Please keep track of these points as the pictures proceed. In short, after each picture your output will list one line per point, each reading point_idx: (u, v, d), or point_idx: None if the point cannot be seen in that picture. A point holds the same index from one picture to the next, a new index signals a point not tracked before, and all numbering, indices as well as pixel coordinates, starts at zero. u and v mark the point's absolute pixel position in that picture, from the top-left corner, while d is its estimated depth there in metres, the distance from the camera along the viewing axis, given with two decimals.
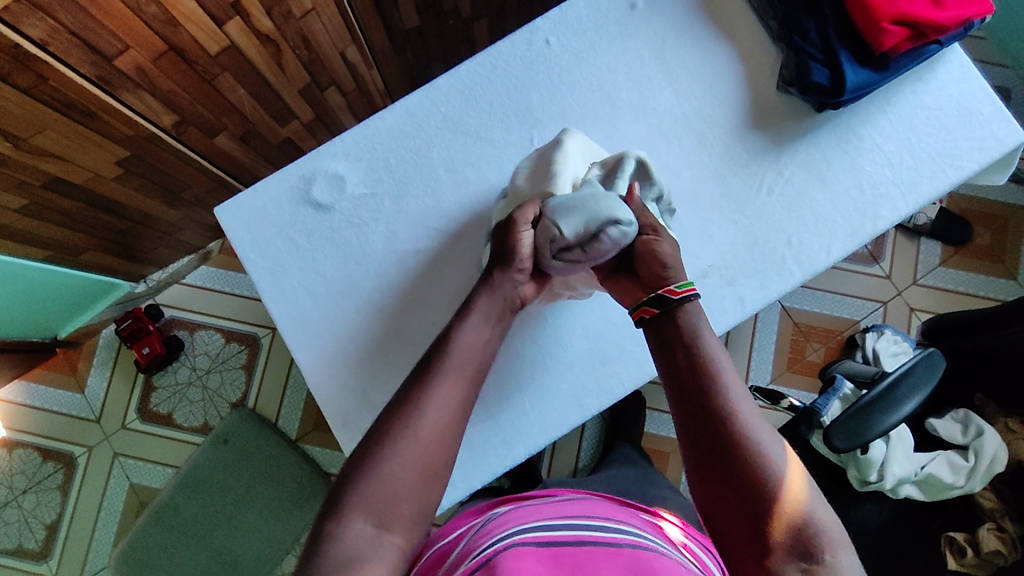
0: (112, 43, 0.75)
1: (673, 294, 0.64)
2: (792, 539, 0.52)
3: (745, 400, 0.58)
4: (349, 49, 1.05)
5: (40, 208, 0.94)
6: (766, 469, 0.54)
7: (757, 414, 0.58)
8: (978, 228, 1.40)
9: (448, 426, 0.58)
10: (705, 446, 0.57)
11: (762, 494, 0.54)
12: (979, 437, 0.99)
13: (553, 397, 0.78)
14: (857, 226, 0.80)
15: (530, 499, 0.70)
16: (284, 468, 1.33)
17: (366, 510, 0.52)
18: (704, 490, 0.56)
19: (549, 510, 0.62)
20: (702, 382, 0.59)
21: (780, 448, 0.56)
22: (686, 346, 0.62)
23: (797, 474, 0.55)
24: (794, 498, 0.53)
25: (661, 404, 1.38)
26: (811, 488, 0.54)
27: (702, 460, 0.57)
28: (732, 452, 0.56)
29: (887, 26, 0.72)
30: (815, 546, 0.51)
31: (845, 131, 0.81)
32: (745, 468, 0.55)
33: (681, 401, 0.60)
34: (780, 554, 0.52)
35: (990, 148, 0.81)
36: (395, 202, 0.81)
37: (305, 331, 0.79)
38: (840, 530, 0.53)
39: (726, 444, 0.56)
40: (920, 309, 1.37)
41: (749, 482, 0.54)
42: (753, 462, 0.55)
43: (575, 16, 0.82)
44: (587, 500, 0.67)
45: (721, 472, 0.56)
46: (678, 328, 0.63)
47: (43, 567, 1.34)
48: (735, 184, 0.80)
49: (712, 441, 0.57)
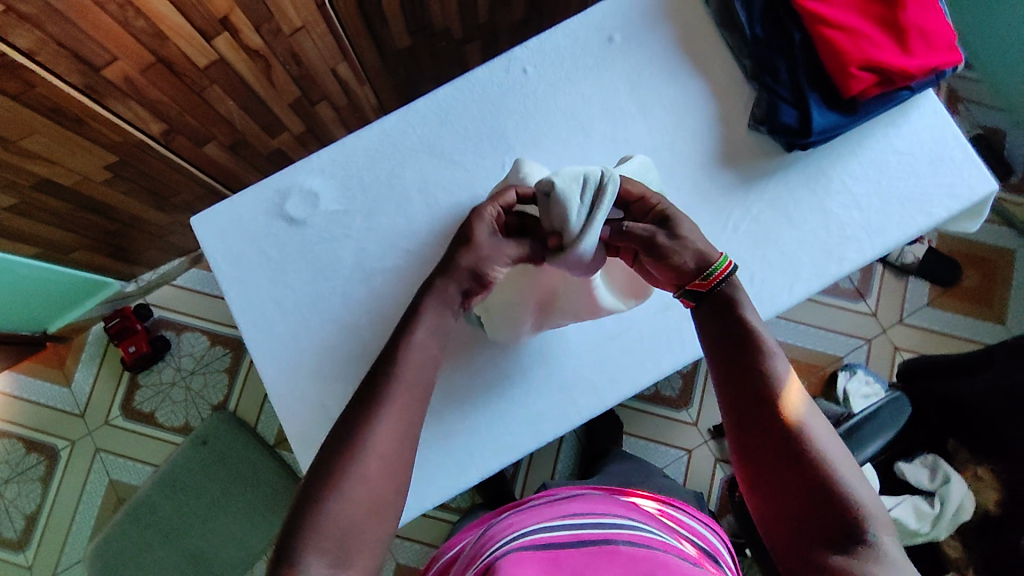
0: (100, 55, 0.78)
1: (704, 285, 0.64)
2: (833, 517, 0.52)
3: (789, 374, 0.60)
4: (340, 66, 1.08)
5: (29, 207, 0.96)
6: (807, 440, 0.55)
7: (800, 389, 0.59)
8: (966, 269, 1.39)
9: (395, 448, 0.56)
10: (749, 416, 0.58)
11: (802, 463, 0.55)
12: (947, 484, 0.98)
13: (509, 422, 0.79)
14: (821, 266, 0.80)
15: (532, 499, 0.73)
16: (260, 473, 1.34)
17: (321, 549, 0.50)
18: (747, 455, 0.58)
19: (549, 511, 0.64)
20: (748, 356, 0.61)
21: (821, 423, 0.57)
22: (732, 322, 0.63)
23: (839, 455, 0.55)
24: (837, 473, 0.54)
25: (637, 429, 1.38)
26: (853, 470, 0.55)
27: (750, 436, 0.58)
28: (775, 421, 0.57)
29: (855, 72, 0.73)
30: (857, 524, 0.52)
31: (815, 171, 0.81)
32: (786, 438, 0.56)
33: (728, 371, 0.61)
34: (823, 531, 0.52)
35: (961, 196, 0.81)
36: (366, 220, 0.83)
37: (271, 343, 0.81)
38: (883, 512, 0.53)
39: (770, 415, 0.57)
40: (904, 347, 1.37)
41: (789, 450, 0.55)
42: (799, 437, 0.56)
43: (553, 46, 0.84)
44: (586, 494, 0.69)
45: (763, 441, 0.57)
46: (724, 306, 0.64)
47: (20, 557, 1.35)
48: (702, 219, 0.81)
49: (755, 412, 0.58)
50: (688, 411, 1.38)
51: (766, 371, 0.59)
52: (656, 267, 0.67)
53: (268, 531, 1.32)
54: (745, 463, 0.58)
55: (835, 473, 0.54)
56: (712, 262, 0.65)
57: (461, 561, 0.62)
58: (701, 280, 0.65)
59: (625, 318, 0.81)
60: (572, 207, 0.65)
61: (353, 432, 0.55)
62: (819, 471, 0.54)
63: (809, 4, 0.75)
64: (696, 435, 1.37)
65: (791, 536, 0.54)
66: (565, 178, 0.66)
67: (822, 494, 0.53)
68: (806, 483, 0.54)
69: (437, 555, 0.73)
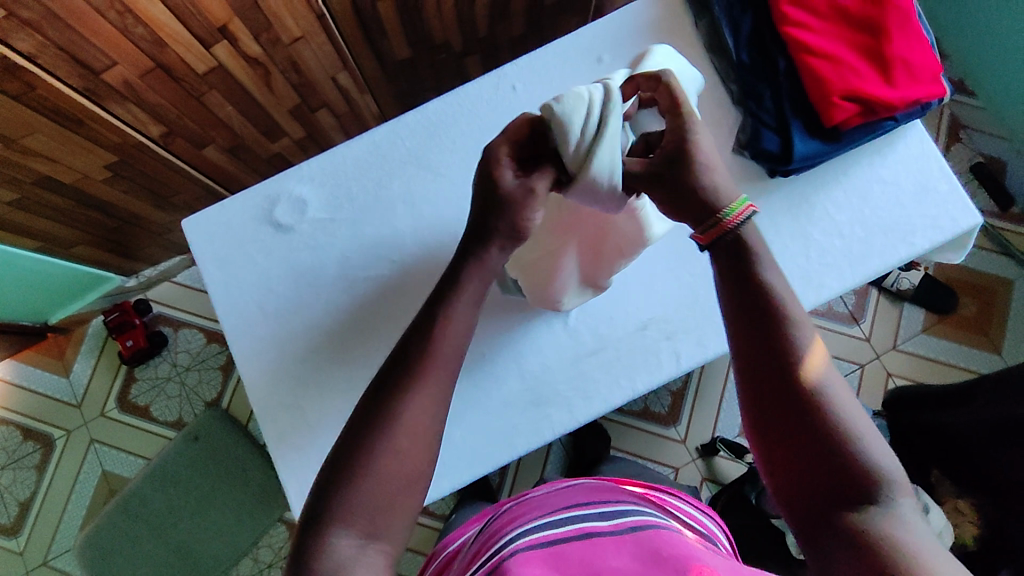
0: (100, 59, 0.80)
1: (727, 227, 0.56)
2: (849, 484, 0.47)
3: (806, 326, 0.52)
4: (340, 75, 1.10)
5: (29, 202, 0.99)
6: (826, 406, 0.49)
7: (819, 345, 0.52)
8: (963, 297, 1.38)
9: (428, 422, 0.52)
10: (765, 377, 0.51)
11: (822, 432, 0.48)
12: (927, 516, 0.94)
13: (483, 434, 0.80)
14: (800, 293, 0.80)
15: (535, 489, 0.72)
16: (248, 470, 1.36)
17: (351, 522, 0.48)
18: (760, 421, 0.51)
19: (551, 502, 0.63)
20: (765, 307, 0.53)
21: (840, 383, 0.51)
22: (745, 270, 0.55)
23: (859, 417, 0.49)
24: (857, 438, 0.48)
25: (625, 444, 1.38)
26: (873, 433, 0.49)
27: (761, 398, 0.51)
28: (790, 382, 0.50)
29: (837, 101, 0.73)
30: (874, 492, 0.47)
31: (798, 197, 0.81)
32: (803, 403, 0.49)
33: (741, 325, 0.53)
34: (836, 499, 0.47)
35: (944, 228, 0.81)
36: (351, 229, 0.84)
37: (253, 347, 0.82)
38: (901, 476, 0.48)
39: (788, 377, 0.50)
40: (897, 374, 1.36)
41: (809, 419, 0.49)
42: (817, 400, 0.49)
43: (543, 65, 0.85)
44: (585, 484, 0.69)
45: (778, 405, 0.50)
46: (738, 250, 0.55)
47: (12, 543, 1.38)
48: (683, 242, 0.82)
49: (772, 373, 0.51)
50: (677, 429, 1.38)
51: (784, 325, 0.52)
52: (676, 203, 0.58)
53: (251, 531, 1.34)
54: (756, 427, 0.52)
55: (856, 443, 0.48)
56: (724, 202, 0.56)
57: (465, 555, 0.62)
58: (705, 229, 0.56)
59: (603, 335, 0.81)
60: (575, 134, 0.58)
61: (384, 406, 0.52)
62: (840, 441, 0.48)
63: (795, 32, 0.75)
64: (683, 452, 1.37)
65: (806, 509, 0.48)
66: (561, 101, 0.58)
67: (842, 464, 0.47)
68: (826, 456, 0.48)
69: (436, 552, 0.72)
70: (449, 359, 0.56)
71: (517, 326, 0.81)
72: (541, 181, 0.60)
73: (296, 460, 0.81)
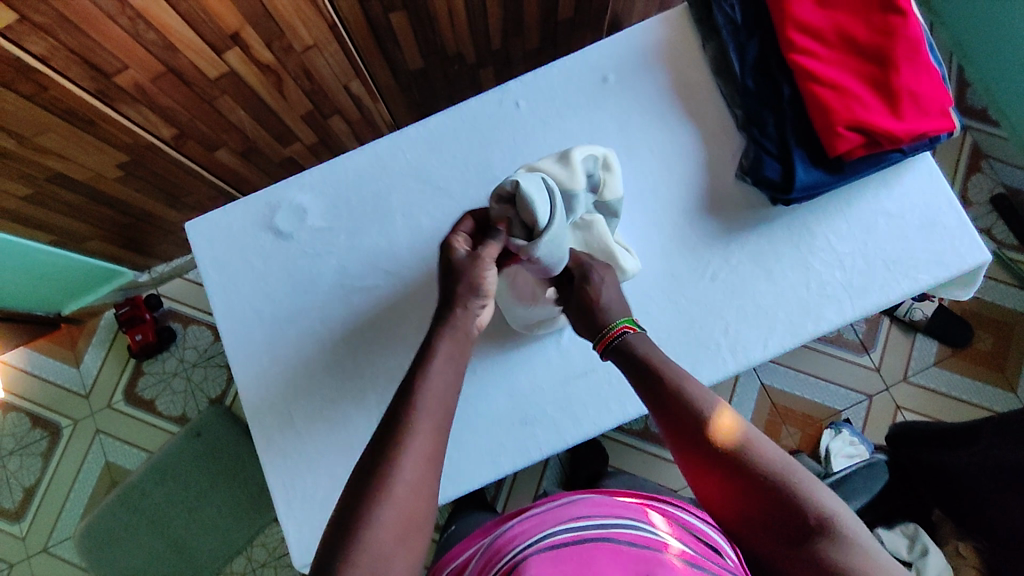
0: (112, 63, 0.82)
1: (606, 338, 0.68)
2: (790, 513, 0.53)
3: (705, 397, 0.61)
4: (352, 83, 1.11)
5: (44, 198, 1.01)
6: (748, 455, 0.56)
7: (716, 401, 0.61)
8: (979, 331, 1.34)
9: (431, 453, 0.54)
10: (685, 442, 0.59)
11: (751, 475, 0.55)
12: (925, 556, 0.96)
13: (469, 451, 0.79)
14: (797, 323, 0.79)
15: (535, 505, 0.67)
16: (248, 470, 1.38)
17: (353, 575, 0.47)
18: (703, 486, 0.59)
19: (555, 511, 0.60)
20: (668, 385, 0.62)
21: (750, 431, 0.58)
22: (643, 354, 0.65)
23: (775, 454, 0.56)
24: (780, 473, 0.55)
25: (622, 464, 1.37)
26: (793, 464, 0.56)
27: (697, 467, 0.59)
28: (713, 448, 0.58)
29: (842, 131, 0.72)
30: (814, 512, 0.52)
31: (799, 227, 0.80)
32: (731, 461, 0.56)
33: (655, 408, 0.62)
34: (791, 530, 0.53)
35: (949, 264, 0.79)
36: (350, 238, 0.84)
37: (247, 351, 0.83)
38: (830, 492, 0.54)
39: (701, 438, 0.58)
40: (907, 407, 1.32)
41: (734, 470, 0.56)
42: (735, 454, 0.56)
43: (547, 83, 0.85)
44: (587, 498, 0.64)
45: (712, 470, 0.57)
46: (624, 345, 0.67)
47: (15, 528, 1.41)
48: (681, 266, 0.81)
49: (692, 442, 0.59)
50: None
51: (679, 392, 0.62)
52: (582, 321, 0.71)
53: (247, 531, 1.36)
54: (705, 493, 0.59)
55: (782, 472, 0.55)
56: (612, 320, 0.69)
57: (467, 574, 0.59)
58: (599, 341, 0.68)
59: (595, 356, 0.80)
60: (538, 209, 0.64)
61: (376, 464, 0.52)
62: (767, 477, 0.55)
63: (801, 60, 0.74)
64: (682, 475, 1.35)
65: (775, 545, 0.55)
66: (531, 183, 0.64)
67: (778, 496, 0.54)
68: (762, 493, 0.55)
69: (444, 564, 0.69)
70: (437, 408, 0.56)
71: (509, 344, 0.81)
72: (491, 250, 0.66)
73: (282, 467, 0.80)
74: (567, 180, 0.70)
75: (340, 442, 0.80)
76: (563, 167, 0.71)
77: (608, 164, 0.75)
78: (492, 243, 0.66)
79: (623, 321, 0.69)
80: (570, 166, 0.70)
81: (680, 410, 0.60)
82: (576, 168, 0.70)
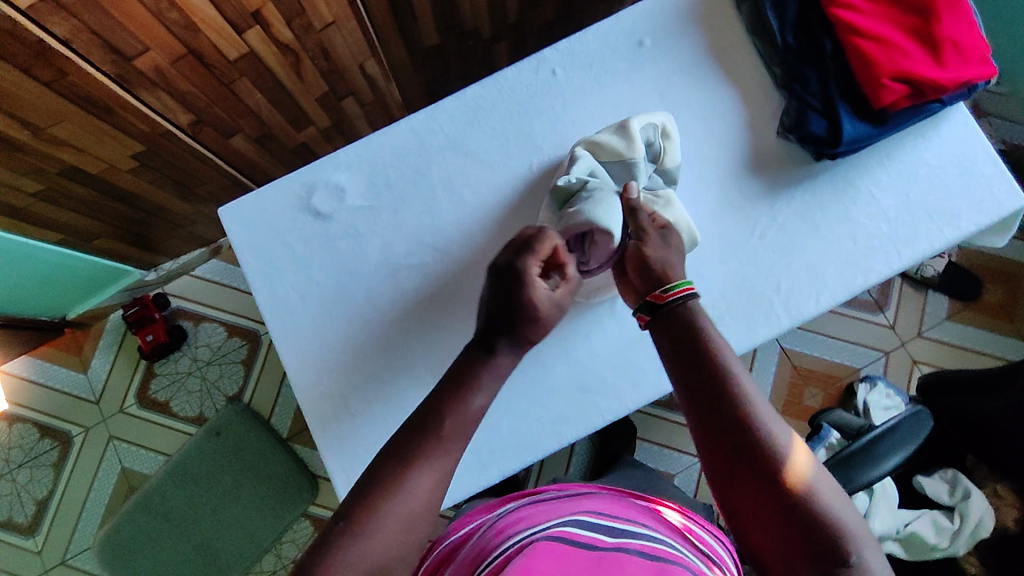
0: (133, 45, 0.78)
1: (662, 299, 0.65)
2: (817, 537, 0.51)
3: (756, 398, 0.58)
4: (368, 62, 1.09)
5: (56, 194, 0.97)
6: (787, 469, 0.54)
7: (768, 405, 0.58)
8: (988, 283, 1.38)
9: (433, 485, 0.56)
10: (722, 436, 0.57)
11: (790, 503, 0.53)
12: (966, 500, 0.97)
13: (529, 423, 0.79)
14: (847, 277, 0.80)
15: (540, 494, 0.72)
16: (271, 465, 1.35)
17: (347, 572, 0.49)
18: (725, 485, 0.56)
19: (562, 507, 0.63)
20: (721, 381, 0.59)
21: (795, 444, 0.56)
22: (694, 333, 0.62)
23: (817, 474, 0.54)
24: (816, 498, 0.53)
25: (651, 435, 1.38)
26: (833, 491, 0.54)
27: (727, 466, 0.56)
28: (753, 452, 0.55)
29: (887, 82, 0.72)
30: (841, 545, 0.51)
31: (843, 181, 0.81)
32: (768, 470, 0.54)
33: (698, 393, 0.59)
34: (811, 554, 0.51)
35: (990, 211, 0.80)
36: (391, 217, 0.83)
37: (294, 336, 0.81)
38: (862, 528, 0.53)
39: (742, 438, 0.56)
40: (922, 361, 1.35)
41: (777, 492, 0.53)
42: (776, 465, 0.54)
43: (583, 48, 0.84)
44: (595, 498, 0.67)
45: (742, 474, 0.55)
46: (681, 317, 0.64)
47: (30, 542, 1.36)
48: (730, 227, 0.81)
49: (735, 446, 0.56)
50: None
51: (728, 384, 0.58)
52: (639, 271, 0.69)
53: (274, 527, 1.33)
54: (724, 493, 0.57)
55: (821, 498, 0.53)
56: (672, 279, 0.67)
57: (466, 552, 0.60)
58: (660, 291, 0.66)
59: None
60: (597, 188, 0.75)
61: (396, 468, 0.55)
62: (803, 499, 0.53)
63: (842, 14, 0.75)
64: None
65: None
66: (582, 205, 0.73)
67: (807, 518, 0.52)
68: (797, 518, 0.52)
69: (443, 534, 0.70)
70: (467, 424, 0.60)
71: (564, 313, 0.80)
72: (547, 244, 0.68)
73: (339, 452, 0.79)
74: (625, 150, 0.76)
75: (397, 423, 0.79)
76: (620, 138, 0.76)
77: (666, 131, 0.78)
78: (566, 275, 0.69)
79: (683, 283, 0.66)
80: (629, 132, 0.76)
81: (727, 403, 0.58)
82: (635, 138, 0.76)
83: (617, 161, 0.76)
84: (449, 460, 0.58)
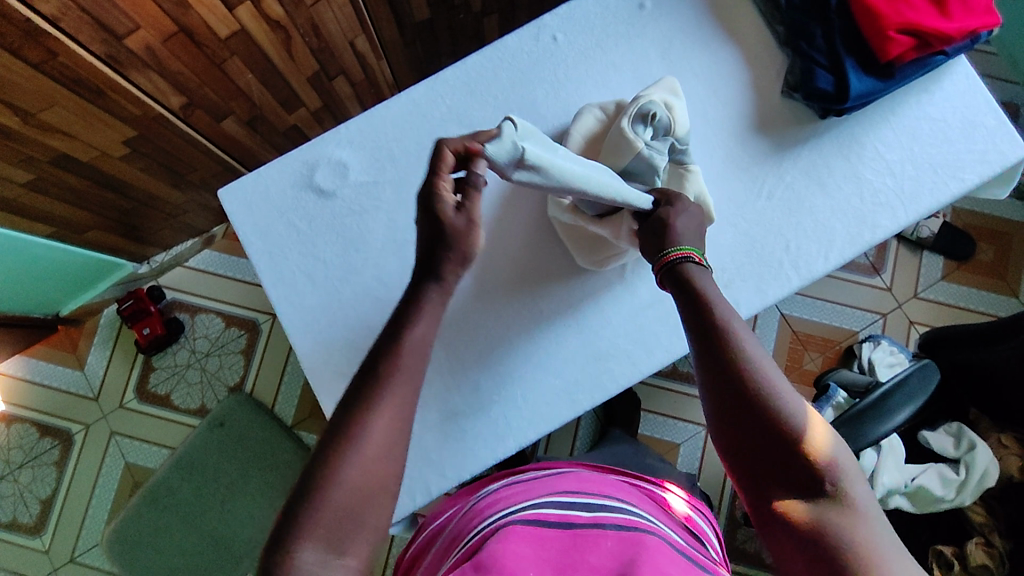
0: (123, 23, 0.76)
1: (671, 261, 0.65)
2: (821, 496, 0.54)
3: (761, 361, 0.58)
4: (358, 39, 1.07)
5: (46, 184, 0.94)
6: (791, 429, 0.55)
7: (772, 368, 0.59)
8: (980, 243, 1.40)
9: (390, 449, 0.53)
10: (728, 400, 0.58)
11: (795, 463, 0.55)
12: (972, 451, 0.98)
13: (545, 394, 0.79)
14: (855, 233, 0.80)
15: (521, 474, 0.73)
16: (277, 453, 1.32)
17: (317, 538, 0.48)
18: (732, 445, 0.58)
19: (544, 486, 0.63)
20: (739, 384, 0.57)
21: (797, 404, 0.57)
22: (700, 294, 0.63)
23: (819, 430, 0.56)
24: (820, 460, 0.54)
25: (655, 406, 1.38)
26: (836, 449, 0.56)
27: (734, 426, 0.57)
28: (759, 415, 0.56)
29: (893, 35, 0.73)
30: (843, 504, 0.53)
31: (847, 138, 0.81)
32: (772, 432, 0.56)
33: (706, 355, 0.60)
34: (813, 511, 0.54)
35: (993, 161, 0.81)
36: (396, 191, 0.82)
37: (302, 315, 0.80)
38: (864, 484, 0.55)
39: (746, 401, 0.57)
40: (919, 322, 1.37)
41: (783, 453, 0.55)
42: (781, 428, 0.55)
43: (583, 13, 0.83)
44: (574, 473, 0.70)
45: (749, 435, 0.57)
46: (693, 289, 0.63)
47: (36, 542, 1.35)
48: (737, 188, 0.81)
49: (740, 408, 0.57)
50: None
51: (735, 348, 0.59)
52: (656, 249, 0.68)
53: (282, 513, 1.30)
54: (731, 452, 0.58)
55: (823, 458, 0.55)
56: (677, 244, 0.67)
57: (445, 537, 0.62)
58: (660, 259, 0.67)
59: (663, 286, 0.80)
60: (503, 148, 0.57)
61: (357, 420, 0.53)
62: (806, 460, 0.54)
63: None
64: None
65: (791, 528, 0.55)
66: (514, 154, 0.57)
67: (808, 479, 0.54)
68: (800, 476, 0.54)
69: (429, 520, 0.72)
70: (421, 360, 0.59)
71: (575, 282, 0.81)
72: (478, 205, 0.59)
73: None
74: (624, 148, 0.72)
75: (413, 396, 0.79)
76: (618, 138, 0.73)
77: (669, 107, 0.75)
78: (478, 191, 0.59)
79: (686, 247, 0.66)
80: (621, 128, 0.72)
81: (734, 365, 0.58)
82: (628, 134, 0.72)
83: (627, 156, 0.72)
84: (403, 420, 0.54)
